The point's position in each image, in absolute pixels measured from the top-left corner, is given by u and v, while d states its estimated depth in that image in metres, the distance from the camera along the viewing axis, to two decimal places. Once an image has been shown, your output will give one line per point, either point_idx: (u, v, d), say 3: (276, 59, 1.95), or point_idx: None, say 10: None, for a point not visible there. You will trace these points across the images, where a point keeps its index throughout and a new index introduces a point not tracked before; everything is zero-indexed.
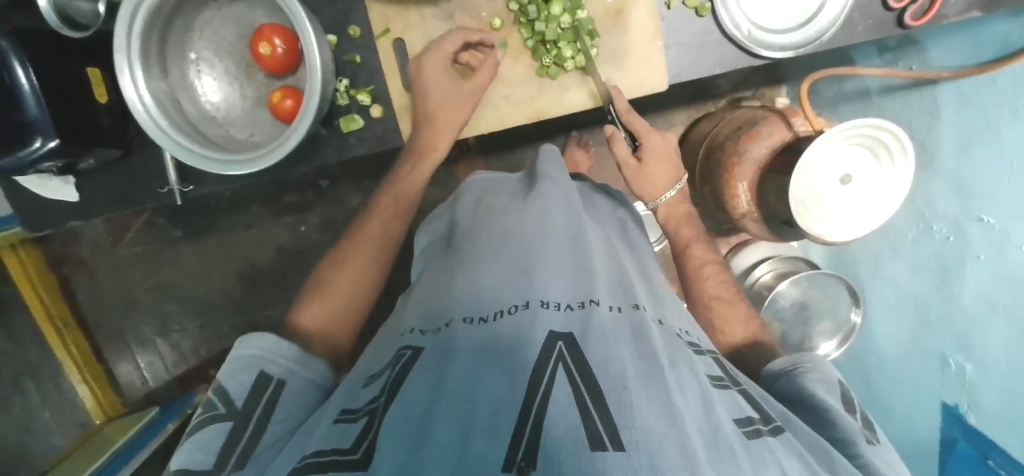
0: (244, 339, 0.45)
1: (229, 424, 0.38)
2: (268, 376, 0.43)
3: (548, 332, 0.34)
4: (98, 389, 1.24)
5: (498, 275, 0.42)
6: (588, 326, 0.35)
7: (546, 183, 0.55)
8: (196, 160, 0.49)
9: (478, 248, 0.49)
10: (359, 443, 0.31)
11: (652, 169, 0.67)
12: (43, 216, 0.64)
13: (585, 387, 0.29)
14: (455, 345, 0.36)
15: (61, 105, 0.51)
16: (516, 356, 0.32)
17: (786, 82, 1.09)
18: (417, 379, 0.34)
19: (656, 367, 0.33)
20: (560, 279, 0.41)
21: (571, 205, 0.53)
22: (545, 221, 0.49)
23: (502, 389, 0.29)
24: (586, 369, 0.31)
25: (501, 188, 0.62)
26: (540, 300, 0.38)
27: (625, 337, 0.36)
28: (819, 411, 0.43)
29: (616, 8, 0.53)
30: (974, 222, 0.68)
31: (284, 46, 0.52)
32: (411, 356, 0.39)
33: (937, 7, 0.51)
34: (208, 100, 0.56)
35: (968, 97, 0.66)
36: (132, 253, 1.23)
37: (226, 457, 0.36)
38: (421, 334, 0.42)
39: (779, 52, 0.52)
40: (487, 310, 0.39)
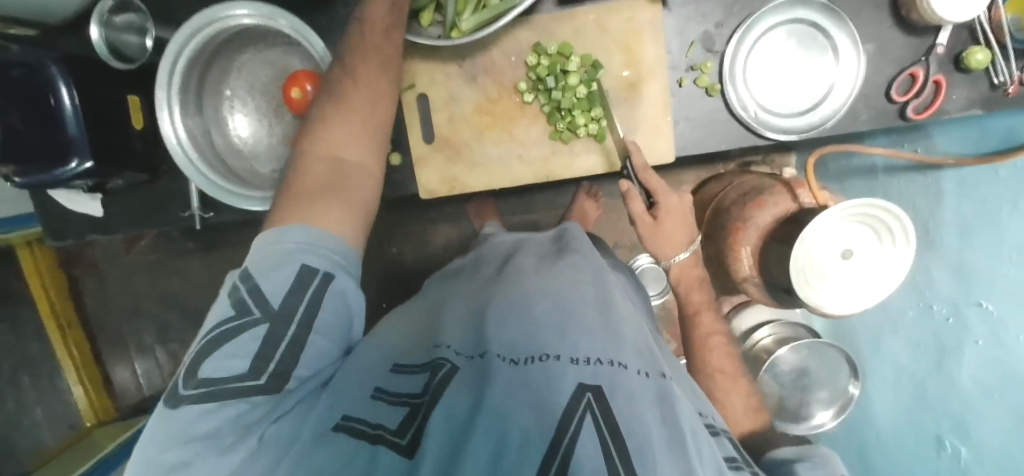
0: (277, 234, 0.41)
1: (265, 324, 0.37)
2: (310, 269, 0.40)
3: (577, 382, 0.33)
4: (93, 391, 1.24)
5: (535, 323, 0.42)
6: (616, 381, 0.35)
7: (578, 259, 0.56)
8: (214, 190, 0.52)
9: (508, 290, 0.49)
10: (407, 425, 0.33)
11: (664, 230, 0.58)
12: (67, 227, 0.66)
13: (613, 442, 0.29)
14: (490, 377, 0.35)
15: (99, 128, 0.54)
16: (548, 396, 0.32)
17: (794, 151, 1.11)
18: (455, 396, 0.35)
19: (679, 434, 0.33)
20: (595, 335, 0.40)
21: (601, 274, 0.54)
22: (578, 282, 0.50)
23: (531, 424, 0.30)
24: (615, 426, 0.30)
25: (532, 249, 0.63)
26: (571, 356, 0.37)
27: (651, 401, 0.35)
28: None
29: (630, 81, 0.55)
30: (971, 306, 0.69)
31: (315, 92, 0.54)
32: (449, 371, 0.38)
33: (938, 104, 0.54)
34: (238, 134, 0.58)
35: (972, 185, 0.68)
36: (143, 260, 1.25)
37: (263, 361, 0.36)
38: (456, 354, 0.41)
39: (783, 134, 0.54)
40: (519, 352, 0.38)
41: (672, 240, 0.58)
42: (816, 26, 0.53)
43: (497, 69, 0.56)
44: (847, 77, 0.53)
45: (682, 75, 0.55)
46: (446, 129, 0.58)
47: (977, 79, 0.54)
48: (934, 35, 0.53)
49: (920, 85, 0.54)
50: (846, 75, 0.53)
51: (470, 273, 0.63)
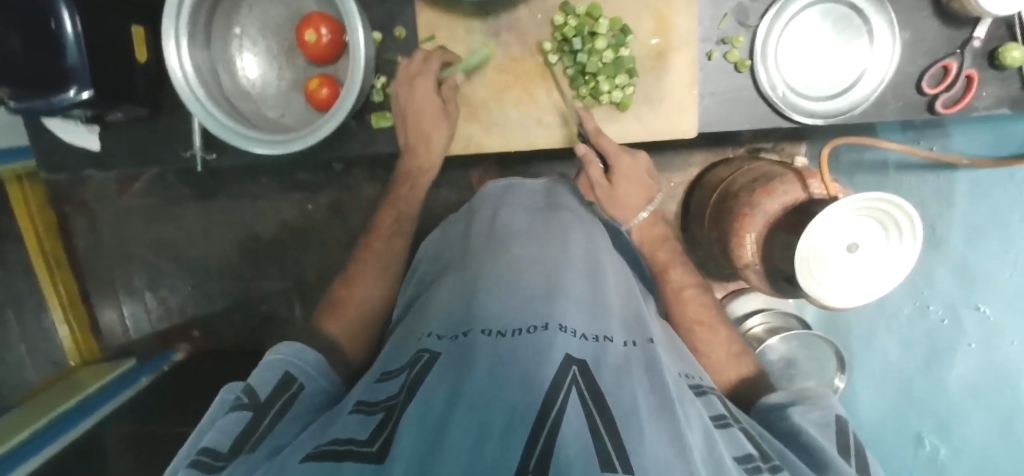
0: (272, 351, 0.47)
1: (248, 410, 0.37)
2: (290, 376, 0.43)
3: (565, 354, 0.34)
4: (79, 331, 1.24)
5: (524, 295, 0.42)
6: (601, 357, 0.36)
7: (569, 216, 0.58)
8: (212, 121, 0.50)
9: (498, 261, 0.49)
10: (376, 436, 0.31)
11: (622, 195, 0.57)
12: (62, 159, 0.64)
13: (597, 411, 0.30)
14: (474, 355, 0.35)
15: (101, 58, 0.51)
16: (534, 369, 0.32)
17: (806, 142, 1.10)
18: (437, 385, 0.34)
19: (668, 400, 0.34)
20: (579, 308, 0.42)
21: (592, 237, 0.55)
22: (567, 253, 0.50)
23: (518, 400, 0.29)
24: (600, 396, 0.31)
25: (517, 201, 0.62)
26: (559, 324, 0.38)
27: (637, 372, 0.37)
28: (812, 445, 0.39)
29: (658, 50, 0.54)
30: (970, 309, 0.71)
31: (329, 35, 0.52)
32: (431, 359, 0.38)
33: (969, 99, 0.52)
34: (246, 75, 0.56)
35: (984, 188, 0.68)
36: (137, 204, 1.23)
37: (242, 439, 0.34)
38: (438, 339, 0.41)
39: (809, 118, 0.53)
40: (508, 325, 0.38)
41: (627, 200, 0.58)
42: (854, 8, 0.51)
43: (522, 27, 0.55)
44: (880, 63, 0.51)
45: (712, 48, 0.54)
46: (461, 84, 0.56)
47: (1009, 78, 0.52)
48: (971, 28, 0.52)
49: (952, 78, 0.52)
50: (881, 61, 0.51)
51: (460, 233, 0.61)
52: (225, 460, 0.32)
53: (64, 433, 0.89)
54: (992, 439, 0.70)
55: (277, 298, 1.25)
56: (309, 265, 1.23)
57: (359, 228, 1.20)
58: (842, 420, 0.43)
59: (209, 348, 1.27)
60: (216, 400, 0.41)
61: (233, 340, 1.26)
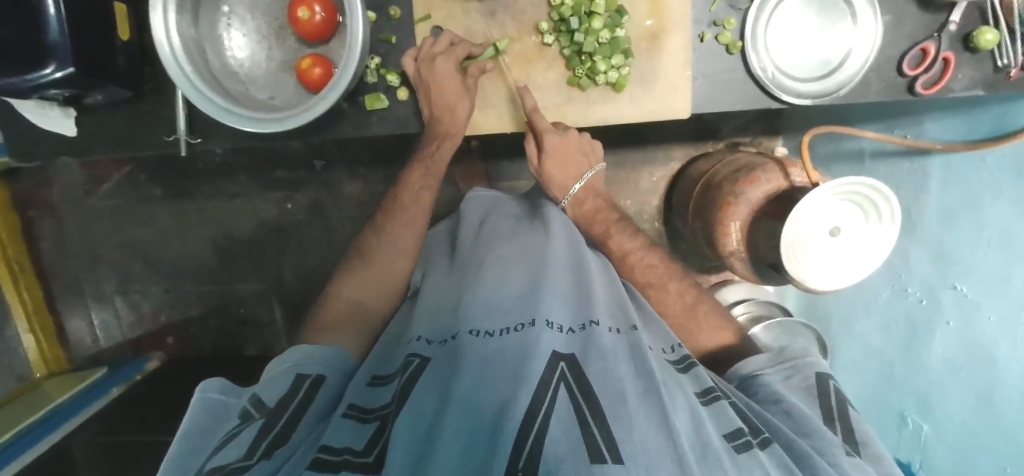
0: (277, 360, 0.45)
1: (260, 419, 0.35)
2: (302, 376, 0.42)
3: (552, 351, 0.34)
4: (45, 342, 1.16)
5: (510, 295, 0.42)
6: (588, 347, 0.36)
7: (551, 213, 0.57)
8: (205, 103, 0.49)
9: (484, 264, 0.48)
10: (372, 445, 0.31)
11: (558, 168, 0.59)
12: (33, 146, 0.61)
13: (585, 404, 0.29)
14: (462, 357, 0.34)
15: (83, 34, 0.49)
16: (522, 367, 0.32)
17: (784, 136, 1.12)
18: (425, 391, 0.33)
19: (653, 384, 0.32)
20: (563, 301, 0.42)
21: (573, 232, 0.55)
22: (550, 245, 0.50)
23: (506, 396, 0.29)
24: (587, 389, 0.31)
25: (505, 211, 0.62)
26: (545, 320, 0.38)
27: (625, 357, 0.36)
28: (797, 413, 0.39)
29: (652, 31, 0.55)
30: (946, 288, 0.70)
31: (323, 13, 0.51)
32: (420, 364, 0.37)
33: (946, 81, 0.55)
34: (234, 55, 0.55)
35: (958, 172, 0.67)
36: (106, 205, 1.17)
37: (259, 442, 0.32)
38: (428, 344, 0.41)
39: (797, 98, 0.54)
40: (495, 325, 0.38)
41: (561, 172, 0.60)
42: None
43: (517, 7, 0.55)
44: (864, 44, 0.53)
45: (703, 30, 0.55)
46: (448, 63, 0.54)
47: (983, 61, 0.55)
48: (947, 13, 0.54)
49: (931, 59, 0.55)
50: (864, 42, 0.53)
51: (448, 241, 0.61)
52: (247, 462, 0.30)
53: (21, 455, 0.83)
54: (977, 427, 0.68)
55: (254, 301, 1.19)
56: (288, 267, 1.17)
57: (339, 228, 1.14)
58: (822, 377, 0.43)
59: (184, 355, 1.21)
60: (192, 403, 0.37)
61: (210, 346, 1.21)
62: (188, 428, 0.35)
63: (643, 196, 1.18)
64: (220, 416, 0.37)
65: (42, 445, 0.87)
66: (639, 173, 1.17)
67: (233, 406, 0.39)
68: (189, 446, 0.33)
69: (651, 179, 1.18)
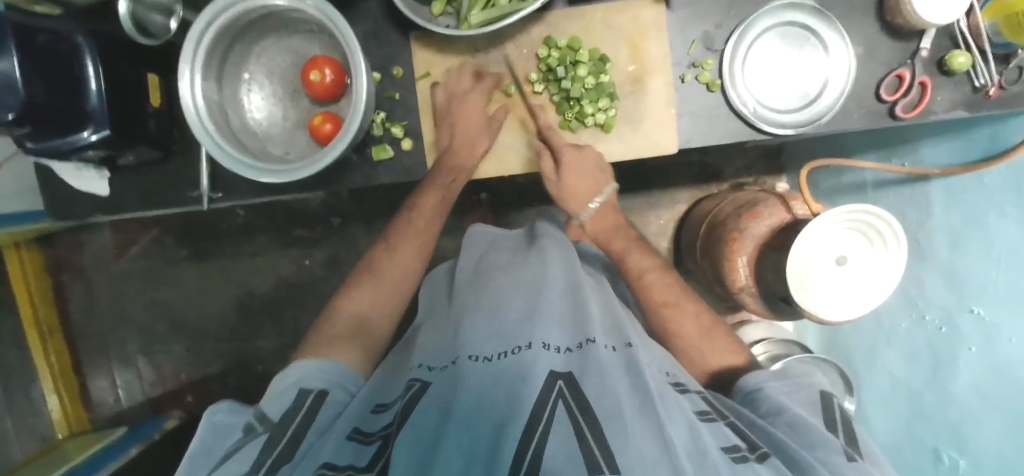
0: (286, 371, 0.47)
1: (264, 434, 0.37)
2: (306, 390, 0.43)
3: (549, 371, 0.35)
4: (68, 402, 1.19)
5: (509, 319, 0.43)
6: (586, 364, 0.36)
7: (547, 240, 0.59)
8: (224, 156, 0.53)
9: (481, 295, 0.48)
10: (374, 463, 0.32)
11: (574, 184, 0.59)
12: (72, 206, 0.67)
13: (584, 419, 0.29)
14: (462, 377, 0.35)
15: (118, 101, 0.54)
16: (520, 387, 0.32)
17: (787, 174, 1.14)
18: (426, 408, 0.33)
19: (648, 398, 0.32)
20: (559, 325, 0.43)
21: (569, 255, 0.56)
22: (548, 271, 0.50)
23: (503, 411, 0.30)
24: (585, 404, 0.31)
25: (503, 245, 0.64)
26: (542, 342, 0.38)
27: (621, 372, 0.36)
28: (798, 423, 0.39)
29: (635, 76, 0.58)
30: (964, 313, 0.67)
31: (332, 76, 0.57)
32: (420, 388, 0.37)
33: (925, 104, 0.57)
34: (253, 116, 0.61)
35: (958, 195, 0.67)
36: (134, 267, 1.23)
37: (263, 457, 0.34)
38: (429, 370, 0.41)
39: (781, 128, 0.57)
40: (492, 351, 0.39)
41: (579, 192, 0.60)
42: (807, 28, 0.57)
43: (509, 61, 0.60)
44: (840, 74, 0.56)
45: (684, 71, 0.59)
46: (446, 108, 0.59)
47: (959, 83, 0.57)
48: (917, 40, 0.57)
49: (907, 85, 0.57)
50: (839, 72, 0.56)
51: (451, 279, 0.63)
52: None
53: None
54: (1008, 456, 0.60)
55: (272, 358, 1.20)
56: (306, 323, 1.19)
57: None
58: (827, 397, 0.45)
59: (203, 413, 1.21)
60: (202, 421, 0.40)
61: None
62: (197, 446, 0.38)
63: (652, 240, 1.19)
64: (222, 433, 0.39)
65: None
66: (646, 216, 1.19)
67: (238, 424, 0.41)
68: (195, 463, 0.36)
69: (658, 222, 1.19)
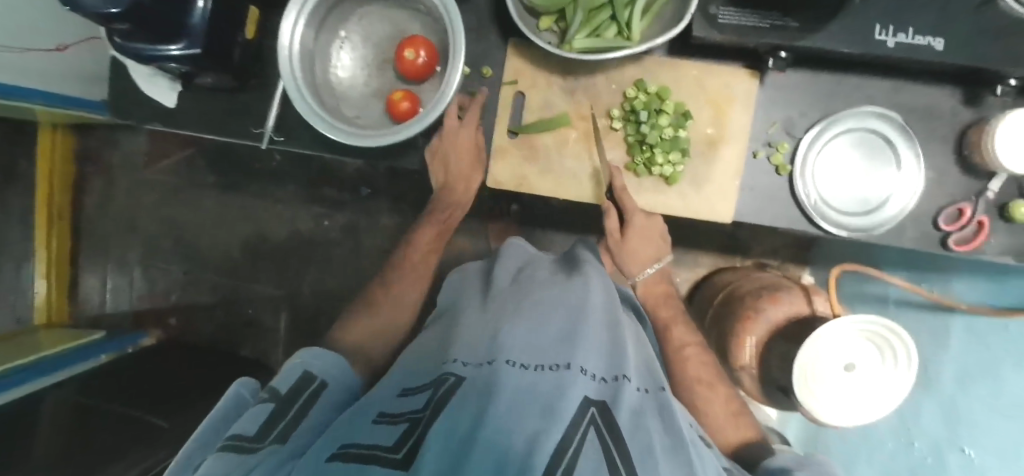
0: (298, 351, 0.48)
1: (271, 404, 0.39)
2: (308, 375, 0.44)
3: (584, 395, 0.35)
4: (56, 293, 1.19)
5: (547, 336, 0.43)
6: (621, 398, 0.37)
7: (590, 269, 0.60)
8: (304, 106, 0.54)
9: (522, 303, 0.49)
10: (402, 443, 0.32)
11: (637, 245, 0.62)
12: (135, 108, 0.67)
13: (617, 450, 0.31)
14: (500, 381, 0.35)
15: (216, 26, 0.55)
16: (556, 402, 0.34)
17: (810, 267, 1.15)
18: (462, 403, 0.34)
19: (680, 439, 0.36)
20: (599, 354, 0.43)
21: (609, 286, 0.57)
22: (589, 298, 0.51)
23: (537, 427, 0.31)
24: (618, 436, 0.33)
25: (542, 265, 0.64)
26: (581, 366, 0.39)
27: (654, 419, 0.37)
28: None
29: (712, 140, 0.59)
30: (953, 450, 0.68)
31: (425, 58, 0.58)
32: (454, 383, 0.37)
33: (980, 243, 0.57)
34: (336, 72, 0.61)
35: (979, 336, 0.68)
36: (158, 179, 1.23)
37: (267, 429, 0.36)
38: (465, 365, 0.41)
39: (837, 229, 0.58)
40: (531, 360, 0.39)
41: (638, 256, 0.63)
42: (887, 140, 0.58)
43: (596, 92, 0.61)
44: (905, 192, 0.57)
45: (758, 148, 0.60)
46: (519, 119, 0.60)
47: (1017, 233, 0.58)
48: (985, 181, 0.58)
49: (966, 220, 0.58)
50: (905, 191, 0.57)
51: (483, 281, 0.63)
52: (257, 444, 0.34)
53: (20, 386, 0.86)
54: None
55: (264, 304, 1.20)
56: (307, 280, 1.19)
57: (366, 253, 1.17)
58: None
59: (181, 340, 1.20)
60: (229, 393, 0.42)
61: (208, 338, 1.21)
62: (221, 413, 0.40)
63: None
64: (245, 408, 0.41)
65: (44, 380, 0.90)
66: None
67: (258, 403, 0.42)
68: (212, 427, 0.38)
69: (674, 278, 1.19)
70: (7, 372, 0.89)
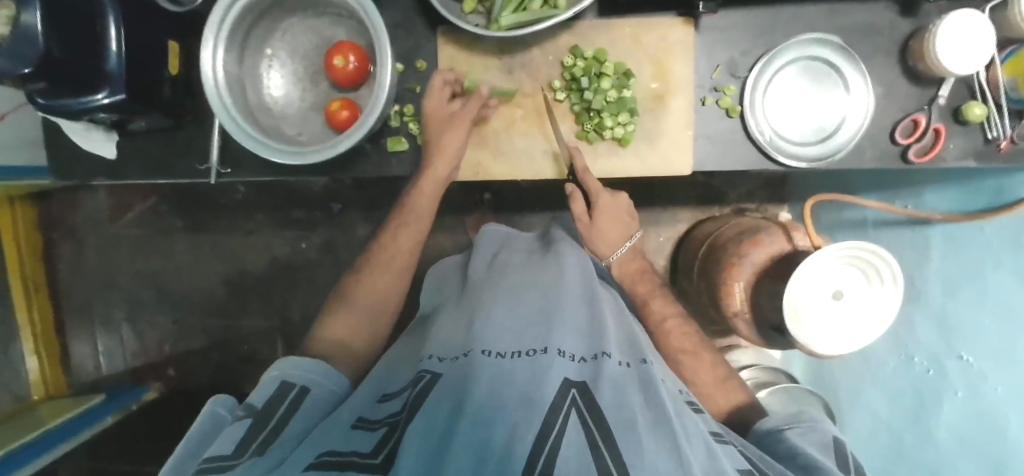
0: (271, 365, 0.48)
1: (250, 418, 0.38)
2: (288, 385, 0.44)
3: (564, 379, 0.35)
4: (48, 366, 1.17)
5: (519, 321, 0.43)
6: (600, 375, 0.36)
7: (566, 247, 0.60)
8: (241, 133, 0.52)
9: (494, 291, 0.49)
10: (379, 449, 0.32)
11: (608, 226, 0.62)
12: (76, 166, 0.66)
13: (597, 432, 0.30)
14: (475, 373, 0.35)
15: (137, 67, 0.54)
16: (534, 392, 0.33)
17: (788, 204, 1.15)
18: (437, 403, 0.33)
19: (663, 414, 0.33)
20: (575, 333, 0.43)
21: (587, 264, 0.57)
22: (563, 279, 0.51)
23: (517, 422, 0.29)
24: (599, 416, 0.31)
25: (517, 246, 0.64)
26: (557, 348, 0.39)
27: (636, 390, 0.36)
28: (813, 466, 0.40)
29: (657, 94, 0.59)
30: (952, 358, 0.67)
31: (356, 63, 0.56)
32: (431, 379, 0.38)
33: (938, 150, 0.57)
34: (270, 93, 0.60)
35: (958, 244, 0.67)
36: (127, 233, 1.21)
37: (248, 442, 0.35)
38: (439, 361, 0.41)
39: (795, 161, 0.57)
40: (506, 348, 0.39)
41: (607, 237, 0.63)
42: (830, 64, 0.57)
43: (533, 66, 0.60)
44: (857, 112, 0.57)
45: (706, 94, 0.59)
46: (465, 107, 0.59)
47: (973, 133, 0.57)
48: (936, 88, 0.58)
49: (921, 130, 0.58)
50: (857, 110, 0.57)
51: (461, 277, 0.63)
52: (236, 460, 0.32)
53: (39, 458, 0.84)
54: None
55: (258, 338, 1.19)
56: (296, 305, 1.18)
57: (348, 268, 1.16)
58: (839, 441, 0.46)
59: (183, 388, 1.20)
60: (205, 410, 0.41)
61: (208, 381, 1.19)
62: (193, 439, 0.38)
63: (650, 256, 1.19)
64: (218, 427, 0.40)
65: (50, 455, 0.88)
66: (646, 233, 1.19)
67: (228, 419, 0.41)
68: (190, 451, 0.37)
69: (657, 239, 1.19)
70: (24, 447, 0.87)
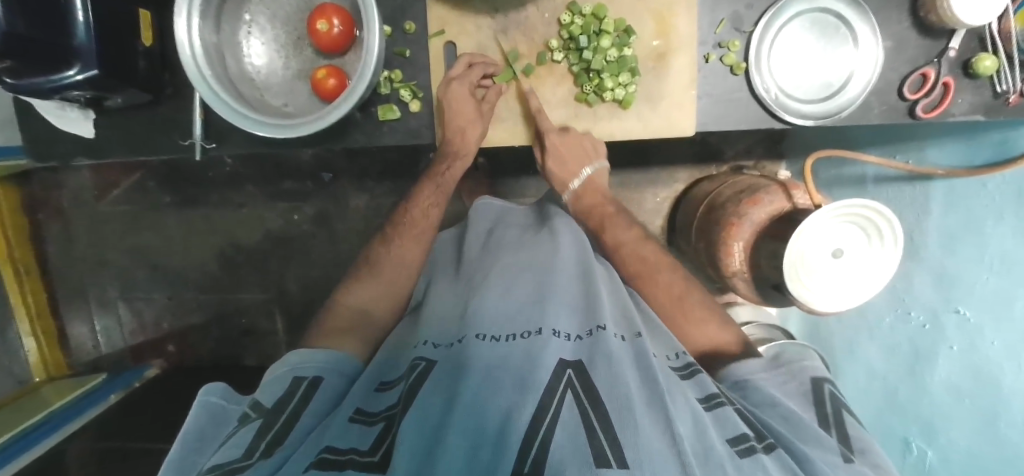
0: (281, 361, 0.48)
1: (259, 420, 0.38)
2: (300, 378, 0.45)
3: (560, 359, 0.36)
4: (46, 346, 1.17)
5: (514, 302, 0.43)
6: (595, 353, 0.37)
7: (560, 221, 0.58)
8: (219, 104, 0.50)
9: (492, 271, 0.50)
10: (377, 446, 0.33)
11: (556, 165, 0.61)
12: (51, 147, 0.63)
13: (593, 411, 0.30)
14: (468, 361, 0.36)
15: (108, 39, 0.50)
16: (528, 375, 0.33)
17: (786, 160, 1.13)
18: (432, 392, 0.34)
19: (658, 391, 0.34)
20: (569, 310, 0.44)
21: (579, 238, 0.56)
22: (557, 255, 0.51)
23: (512, 405, 0.30)
24: (594, 394, 0.32)
25: (512, 221, 0.64)
26: (551, 328, 0.39)
27: (630, 364, 0.37)
28: (793, 418, 0.41)
29: (659, 51, 0.56)
30: (949, 313, 0.68)
31: (341, 27, 0.53)
32: (426, 367, 0.39)
33: (947, 104, 0.56)
34: (252, 61, 0.57)
35: (958, 198, 0.66)
36: (115, 211, 1.18)
37: (258, 442, 0.35)
38: (434, 348, 0.42)
39: (800, 119, 0.56)
40: (501, 331, 0.40)
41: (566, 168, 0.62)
42: (839, 17, 0.55)
43: (528, 25, 0.57)
44: (865, 66, 0.54)
45: (709, 51, 0.57)
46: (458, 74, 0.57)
47: (982, 86, 0.56)
48: (946, 39, 0.56)
49: (931, 84, 0.56)
50: (866, 64, 0.54)
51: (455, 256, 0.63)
52: (246, 463, 0.32)
53: (50, 435, 0.89)
54: None
55: (257, 311, 1.19)
56: (293, 278, 1.18)
57: (345, 239, 1.15)
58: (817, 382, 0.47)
59: (185, 363, 1.21)
60: (195, 403, 0.41)
61: (211, 355, 1.20)
62: (192, 427, 0.39)
63: (647, 216, 1.19)
64: (218, 418, 0.41)
65: (65, 430, 0.92)
66: (643, 193, 1.18)
67: (233, 411, 0.42)
68: (191, 446, 0.37)
69: (655, 199, 1.18)
70: (33, 426, 0.91)
